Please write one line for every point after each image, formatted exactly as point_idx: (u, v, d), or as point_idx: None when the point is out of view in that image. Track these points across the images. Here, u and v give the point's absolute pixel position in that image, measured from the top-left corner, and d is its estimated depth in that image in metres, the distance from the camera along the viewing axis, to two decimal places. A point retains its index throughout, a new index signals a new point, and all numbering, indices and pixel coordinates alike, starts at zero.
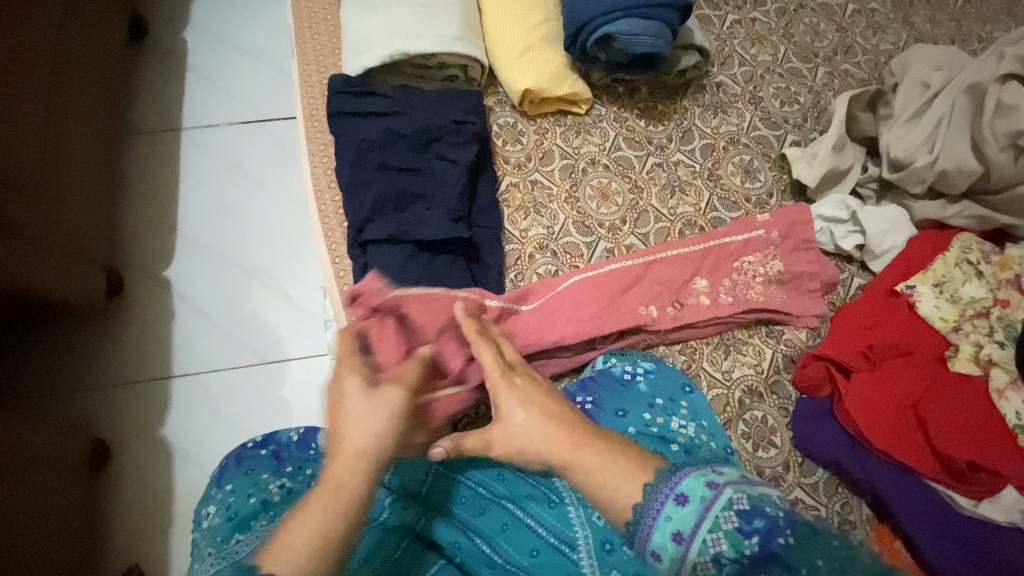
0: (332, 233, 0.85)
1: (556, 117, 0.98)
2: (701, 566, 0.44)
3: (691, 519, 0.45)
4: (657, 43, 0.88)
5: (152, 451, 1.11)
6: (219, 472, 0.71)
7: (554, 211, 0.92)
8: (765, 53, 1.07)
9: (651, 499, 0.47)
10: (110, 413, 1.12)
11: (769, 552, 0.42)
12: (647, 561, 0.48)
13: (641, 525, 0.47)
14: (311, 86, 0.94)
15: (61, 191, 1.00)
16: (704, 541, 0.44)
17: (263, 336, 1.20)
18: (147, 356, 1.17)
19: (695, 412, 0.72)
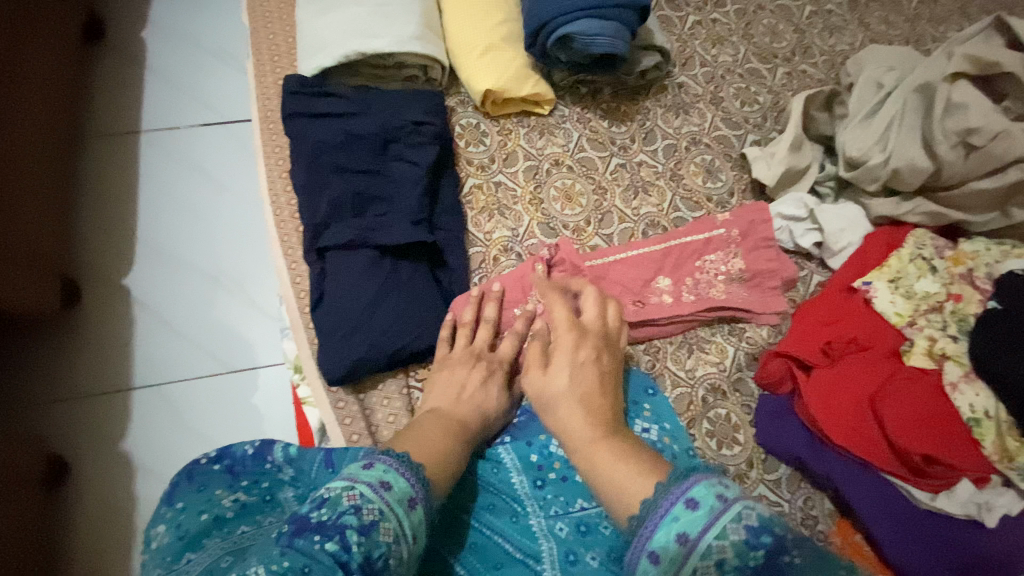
0: (288, 238, 0.82)
1: (518, 118, 0.97)
2: (701, 572, 0.43)
3: (698, 524, 0.44)
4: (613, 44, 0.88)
5: (111, 466, 1.06)
6: (167, 490, 0.66)
7: (518, 213, 0.91)
8: (725, 54, 1.08)
9: (662, 502, 0.47)
10: (66, 426, 1.08)
11: (774, 567, 0.41)
12: (642, 562, 0.47)
13: (647, 526, 0.47)
14: (266, 87, 0.91)
15: (13, 198, 0.96)
16: (709, 547, 0.43)
17: (228, 343, 1.16)
18: (103, 368, 1.12)
19: (660, 415, 0.72)
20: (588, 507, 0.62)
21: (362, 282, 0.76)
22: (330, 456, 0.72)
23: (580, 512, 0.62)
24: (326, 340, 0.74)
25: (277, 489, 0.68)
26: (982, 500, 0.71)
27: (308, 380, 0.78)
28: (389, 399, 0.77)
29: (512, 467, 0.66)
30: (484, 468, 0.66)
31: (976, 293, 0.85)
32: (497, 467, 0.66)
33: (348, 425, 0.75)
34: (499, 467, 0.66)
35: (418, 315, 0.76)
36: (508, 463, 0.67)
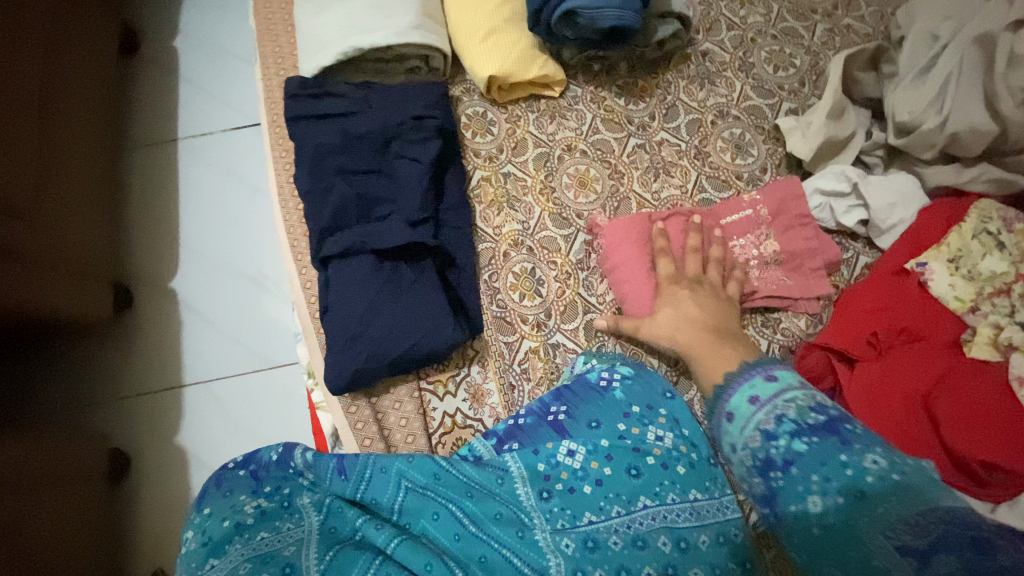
0: (297, 243, 0.82)
1: (527, 103, 0.92)
2: (763, 423, 0.57)
3: (769, 392, 0.59)
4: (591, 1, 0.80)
5: (169, 459, 1.13)
6: (199, 495, 0.68)
7: (529, 205, 0.87)
8: (756, 14, 0.98)
9: (743, 374, 0.63)
10: (123, 423, 1.15)
11: (831, 429, 0.54)
12: (721, 424, 0.62)
13: (728, 391, 0.63)
14: (272, 90, 0.90)
15: (63, 212, 1.01)
16: (776, 405, 0.58)
17: (260, 343, 1.21)
18: (156, 369, 1.18)
19: (677, 419, 0.71)
20: (596, 521, 0.63)
21: (365, 289, 0.74)
22: (344, 463, 0.68)
23: (588, 526, 0.63)
24: (332, 349, 0.73)
25: (296, 495, 0.67)
26: None
27: (320, 385, 0.78)
28: (400, 402, 0.77)
29: (518, 476, 0.67)
30: (489, 478, 0.66)
31: None
32: (503, 477, 0.67)
33: (361, 430, 0.75)
34: (505, 477, 0.67)
35: (422, 320, 0.73)
36: (514, 472, 0.67)
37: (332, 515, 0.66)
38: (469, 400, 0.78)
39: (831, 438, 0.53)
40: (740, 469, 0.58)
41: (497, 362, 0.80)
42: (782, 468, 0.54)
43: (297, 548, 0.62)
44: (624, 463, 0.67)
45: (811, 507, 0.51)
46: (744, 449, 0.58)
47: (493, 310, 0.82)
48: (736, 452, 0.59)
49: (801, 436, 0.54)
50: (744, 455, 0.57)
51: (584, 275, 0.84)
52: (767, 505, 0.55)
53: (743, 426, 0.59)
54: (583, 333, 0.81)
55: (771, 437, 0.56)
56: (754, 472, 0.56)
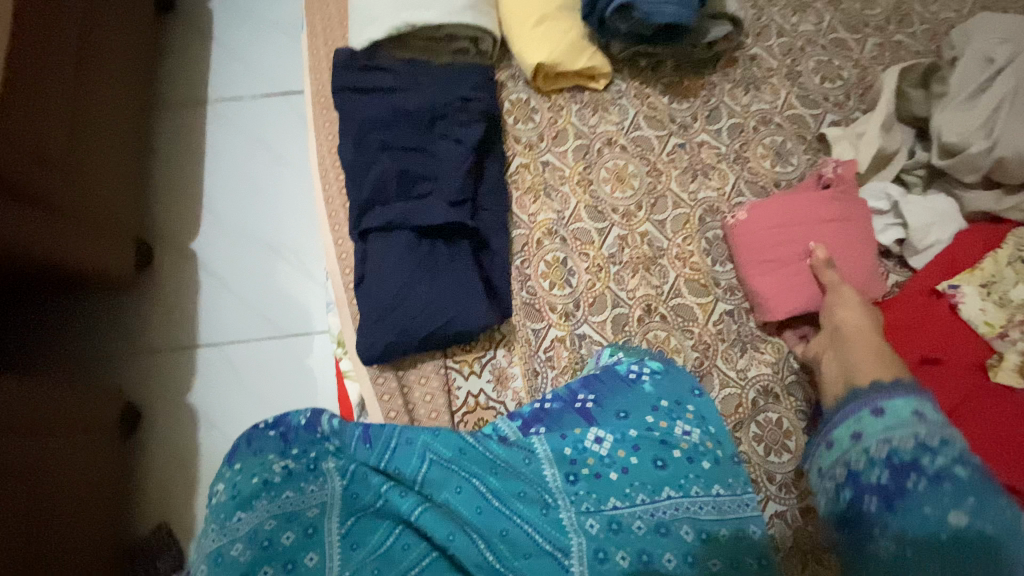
0: (334, 214, 0.82)
1: (572, 93, 0.92)
2: (918, 434, 0.58)
3: (927, 412, 0.60)
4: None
5: (181, 415, 1.15)
6: (230, 452, 0.70)
7: (565, 195, 0.88)
8: (807, 23, 0.98)
9: (858, 399, 0.64)
10: (139, 377, 1.17)
11: (912, 462, 0.57)
12: (856, 414, 0.64)
13: (876, 393, 0.63)
14: (318, 60, 0.90)
15: (94, 164, 1.02)
16: (915, 430, 0.59)
17: (277, 307, 1.22)
18: (174, 326, 1.20)
19: (703, 417, 0.72)
20: (621, 507, 0.65)
21: (401, 265, 0.74)
22: (368, 433, 0.69)
23: (612, 511, 0.65)
24: (364, 321, 0.73)
25: (321, 459, 0.68)
26: None
27: (348, 354, 0.78)
28: (427, 378, 0.78)
29: (544, 457, 0.69)
30: (515, 457, 0.68)
31: None
32: (529, 458, 0.69)
33: (387, 402, 0.76)
34: (531, 457, 0.69)
35: (457, 299, 0.73)
36: (541, 454, 0.69)
37: (355, 481, 0.67)
38: (493, 381, 0.79)
39: (912, 475, 0.56)
40: (855, 460, 0.61)
41: (523, 347, 0.81)
42: (927, 477, 0.55)
43: (320, 511, 0.64)
44: (650, 453, 0.69)
45: (938, 532, 0.52)
46: (877, 447, 0.59)
47: (522, 296, 0.83)
48: (865, 446, 0.61)
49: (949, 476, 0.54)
50: (846, 459, 0.62)
51: (615, 269, 0.84)
52: (878, 498, 0.57)
53: (882, 429, 0.61)
54: (610, 326, 0.82)
55: (898, 450, 0.58)
56: (881, 468, 0.58)
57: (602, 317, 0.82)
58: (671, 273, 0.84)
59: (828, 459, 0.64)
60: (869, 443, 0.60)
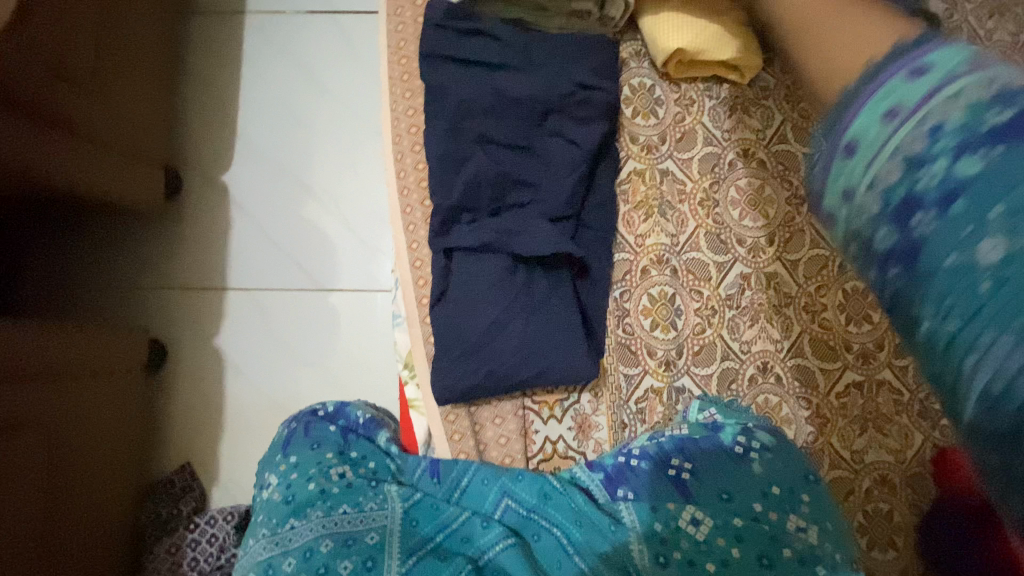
0: (411, 211, 0.66)
1: (706, 85, 0.74)
2: (945, 116, 0.23)
3: (968, 66, 0.23)
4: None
5: (206, 364, 1.08)
6: (285, 439, 0.72)
7: (683, 215, 0.72)
8: (1006, 29, 0.77)
9: (898, 60, 0.26)
10: (164, 318, 1.09)
11: (1015, 167, 0.21)
12: (847, 132, 0.26)
13: (873, 70, 0.26)
14: (399, 1, 0.71)
15: (122, 79, 0.87)
16: (925, 124, 0.23)
17: (316, 264, 1.11)
18: (203, 267, 1.10)
19: (819, 510, 0.59)
20: None
21: (496, 294, 0.62)
22: (436, 465, 0.66)
23: None
24: (442, 355, 0.62)
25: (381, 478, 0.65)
26: None
27: (417, 382, 0.69)
28: (502, 419, 0.69)
29: (632, 530, 0.60)
30: (604, 523, 0.60)
31: None
32: (616, 527, 0.60)
33: (457, 442, 0.68)
34: (617, 526, 0.60)
35: (558, 341, 0.62)
36: (628, 524, 0.60)
37: (420, 508, 0.62)
38: (574, 429, 0.70)
39: (959, 204, 0.22)
40: (858, 218, 0.25)
41: (613, 396, 0.70)
42: (952, 217, 0.22)
43: (378, 537, 0.59)
44: (755, 549, 0.57)
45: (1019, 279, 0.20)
46: (878, 190, 0.24)
47: (618, 335, 0.71)
48: (862, 193, 0.25)
49: (982, 141, 0.22)
50: (860, 219, 0.25)
51: (731, 314, 0.71)
52: (900, 270, 0.24)
53: (929, 92, 0.24)
54: (716, 382, 0.70)
55: (953, 153, 0.22)
56: (891, 223, 0.24)
57: (708, 371, 0.71)
58: (796, 327, 0.71)
59: (854, 204, 0.25)
60: (907, 127, 0.24)
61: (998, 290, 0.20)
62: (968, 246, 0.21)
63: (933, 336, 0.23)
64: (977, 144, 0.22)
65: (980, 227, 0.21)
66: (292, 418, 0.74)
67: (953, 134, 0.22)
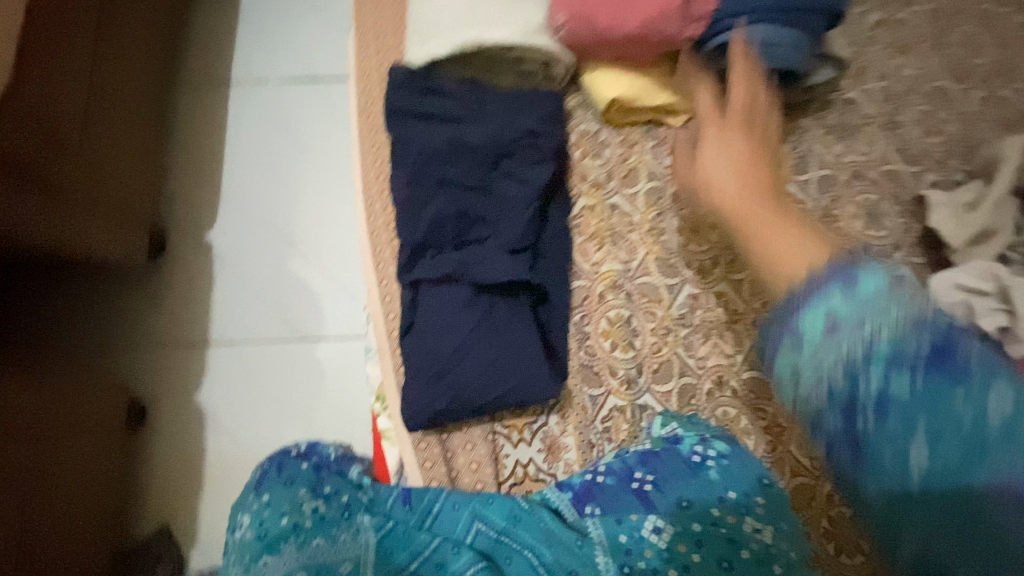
0: (381, 251, 0.73)
1: (646, 128, 0.83)
2: (892, 318, 0.34)
3: (858, 300, 0.36)
4: (768, 34, 0.69)
5: (186, 419, 1.09)
6: (259, 479, 0.72)
7: (633, 243, 0.79)
8: (908, 68, 0.88)
9: (829, 269, 0.37)
10: (144, 375, 1.11)
11: (940, 356, 0.33)
12: (811, 302, 0.37)
13: (812, 284, 0.38)
14: (368, 69, 0.81)
15: (106, 145, 0.93)
16: (866, 337, 0.35)
17: (296, 313, 1.14)
18: (184, 324, 1.13)
19: (774, 512, 0.63)
20: None
21: (458, 322, 0.67)
22: (408, 494, 0.68)
23: None
24: (410, 383, 0.66)
25: (355, 510, 0.67)
26: None
27: (388, 412, 0.72)
28: (473, 444, 0.72)
29: (598, 543, 0.63)
30: (569, 537, 0.64)
31: None
32: (582, 540, 0.64)
33: (428, 470, 0.71)
34: (584, 539, 0.64)
35: (518, 364, 0.66)
36: (594, 537, 0.64)
37: (393, 537, 0.65)
38: (544, 451, 0.72)
39: (933, 371, 0.33)
40: (821, 370, 0.36)
41: (579, 416, 0.74)
42: (879, 408, 0.33)
43: (352, 568, 0.60)
44: (715, 553, 0.60)
45: (930, 459, 0.32)
46: (852, 383, 0.34)
47: (580, 357, 0.75)
48: (818, 374, 0.36)
49: (907, 371, 0.33)
50: (822, 380, 0.35)
51: (685, 333, 0.76)
52: (844, 430, 0.34)
53: (847, 321, 0.35)
54: (676, 398, 0.74)
55: (891, 365, 0.34)
56: (833, 410, 0.35)
57: (668, 388, 0.74)
58: (746, 340, 0.75)
59: (802, 384, 0.36)
60: (849, 339, 0.35)
61: (922, 463, 0.32)
62: (905, 450, 0.32)
63: (881, 514, 0.33)
64: (892, 362, 0.34)
65: (906, 431, 0.33)
66: (265, 460, 0.75)
67: (886, 357, 0.34)
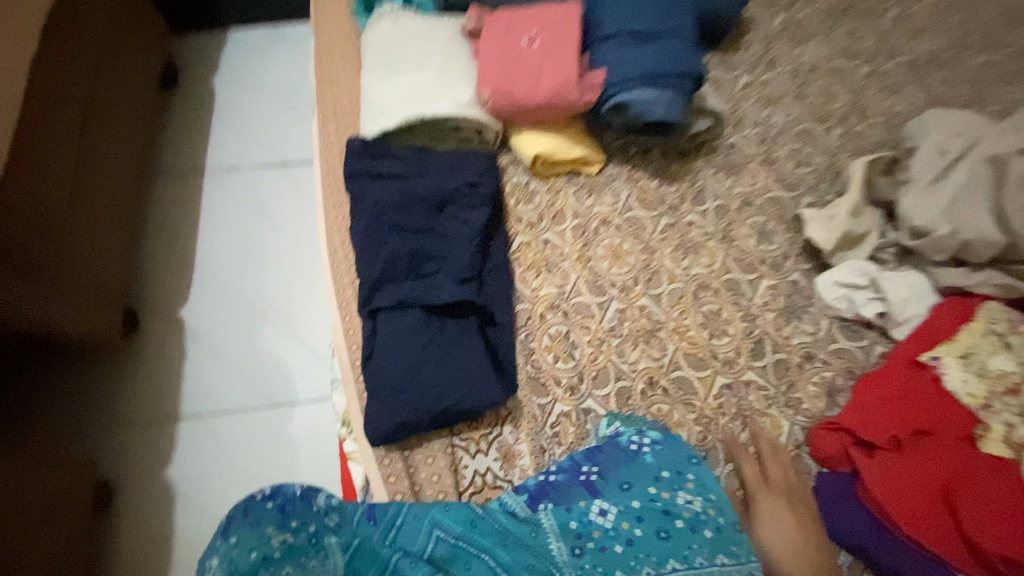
0: (343, 291, 0.84)
1: (568, 177, 0.99)
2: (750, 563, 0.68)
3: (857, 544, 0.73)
4: (644, 97, 0.88)
5: (156, 494, 1.10)
6: (222, 521, 0.62)
7: (566, 270, 0.91)
8: (776, 115, 1.07)
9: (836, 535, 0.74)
10: (114, 453, 1.13)
11: None
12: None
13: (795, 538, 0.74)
14: (329, 143, 0.95)
15: (88, 230, 1.03)
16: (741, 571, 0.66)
17: (267, 380, 1.20)
18: (156, 401, 1.18)
19: (703, 487, 0.72)
20: None
21: (412, 342, 0.76)
22: (374, 509, 0.67)
23: None
24: (373, 400, 0.75)
25: (324, 536, 0.64)
26: None
27: (354, 435, 0.79)
28: (433, 457, 0.78)
29: (550, 531, 0.69)
30: (523, 531, 0.69)
31: None
32: (536, 531, 0.69)
33: (393, 483, 0.76)
34: (537, 531, 0.69)
35: (467, 376, 0.75)
36: (547, 527, 0.69)
37: (360, 558, 0.64)
38: (500, 460, 0.79)
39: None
40: None
41: (530, 424, 0.81)
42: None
43: None
44: (654, 525, 0.69)
45: None
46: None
47: (527, 370, 0.84)
48: None
49: None
50: None
51: (617, 342, 0.87)
52: None
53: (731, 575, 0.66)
54: (614, 400, 0.83)
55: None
56: None
57: (606, 392, 0.84)
58: (669, 346, 0.87)
59: None
60: None
61: None
62: None
63: None
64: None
65: None
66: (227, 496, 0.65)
67: None
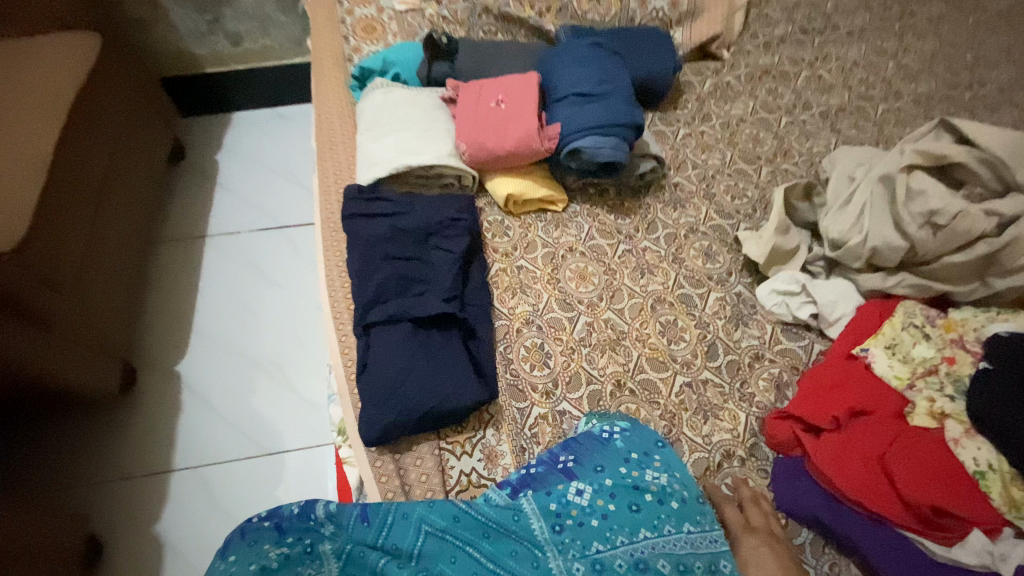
0: (340, 315, 0.95)
1: (536, 214, 1.13)
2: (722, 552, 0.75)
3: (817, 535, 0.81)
4: (593, 143, 1.05)
5: (145, 548, 1.12)
6: (220, 545, 0.67)
7: (538, 291, 1.03)
8: (713, 158, 1.25)
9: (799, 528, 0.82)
10: (105, 509, 1.16)
11: None
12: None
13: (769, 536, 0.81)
14: (328, 194, 1.10)
15: (94, 285, 1.13)
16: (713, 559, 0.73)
17: (260, 432, 1.26)
18: (149, 454, 1.22)
19: (669, 466, 0.81)
20: (604, 549, 0.71)
21: (402, 350, 0.86)
22: (367, 511, 0.72)
23: (596, 553, 0.71)
24: (367, 405, 0.83)
25: (318, 543, 0.68)
26: (994, 549, 0.73)
27: (349, 442, 0.86)
28: (422, 459, 0.85)
29: (531, 513, 0.75)
30: (505, 517, 0.74)
31: (969, 356, 0.89)
32: (517, 515, 0.74)
33: (385, 483, 0.83)
34: (518, 514, 0.74)
35: (451, 378, 0.84)
36: (527, 510, 0.75)
37: (353, 562, 0.68)
38: (484, 460, 0.86)
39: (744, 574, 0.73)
40: None
41: (510, 425, 0.89)
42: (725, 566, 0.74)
43: None
44: (625, 500, 0.76)
45: None
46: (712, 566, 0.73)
47: (507, 377, 0.93)
48: None
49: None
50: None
51: (586, 350, 0.97)
52: None
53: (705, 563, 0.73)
54: (586, 402, 0.92)
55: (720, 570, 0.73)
56: None
57: (578, 394, 0.93)
58: (633, 352, 0.97)
59: None
60: None
61: None
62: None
63: None
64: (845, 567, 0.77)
65: None
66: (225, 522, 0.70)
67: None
